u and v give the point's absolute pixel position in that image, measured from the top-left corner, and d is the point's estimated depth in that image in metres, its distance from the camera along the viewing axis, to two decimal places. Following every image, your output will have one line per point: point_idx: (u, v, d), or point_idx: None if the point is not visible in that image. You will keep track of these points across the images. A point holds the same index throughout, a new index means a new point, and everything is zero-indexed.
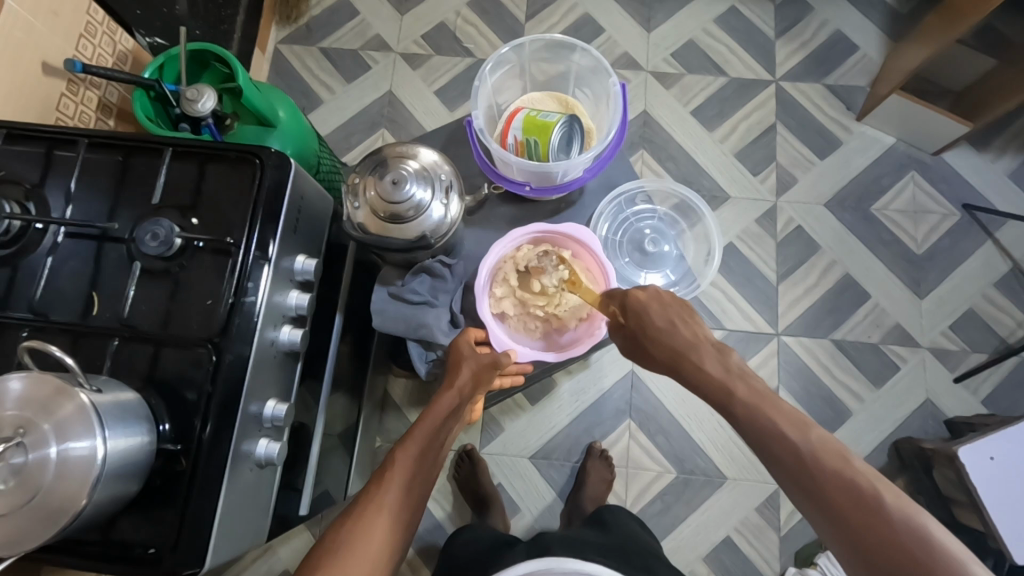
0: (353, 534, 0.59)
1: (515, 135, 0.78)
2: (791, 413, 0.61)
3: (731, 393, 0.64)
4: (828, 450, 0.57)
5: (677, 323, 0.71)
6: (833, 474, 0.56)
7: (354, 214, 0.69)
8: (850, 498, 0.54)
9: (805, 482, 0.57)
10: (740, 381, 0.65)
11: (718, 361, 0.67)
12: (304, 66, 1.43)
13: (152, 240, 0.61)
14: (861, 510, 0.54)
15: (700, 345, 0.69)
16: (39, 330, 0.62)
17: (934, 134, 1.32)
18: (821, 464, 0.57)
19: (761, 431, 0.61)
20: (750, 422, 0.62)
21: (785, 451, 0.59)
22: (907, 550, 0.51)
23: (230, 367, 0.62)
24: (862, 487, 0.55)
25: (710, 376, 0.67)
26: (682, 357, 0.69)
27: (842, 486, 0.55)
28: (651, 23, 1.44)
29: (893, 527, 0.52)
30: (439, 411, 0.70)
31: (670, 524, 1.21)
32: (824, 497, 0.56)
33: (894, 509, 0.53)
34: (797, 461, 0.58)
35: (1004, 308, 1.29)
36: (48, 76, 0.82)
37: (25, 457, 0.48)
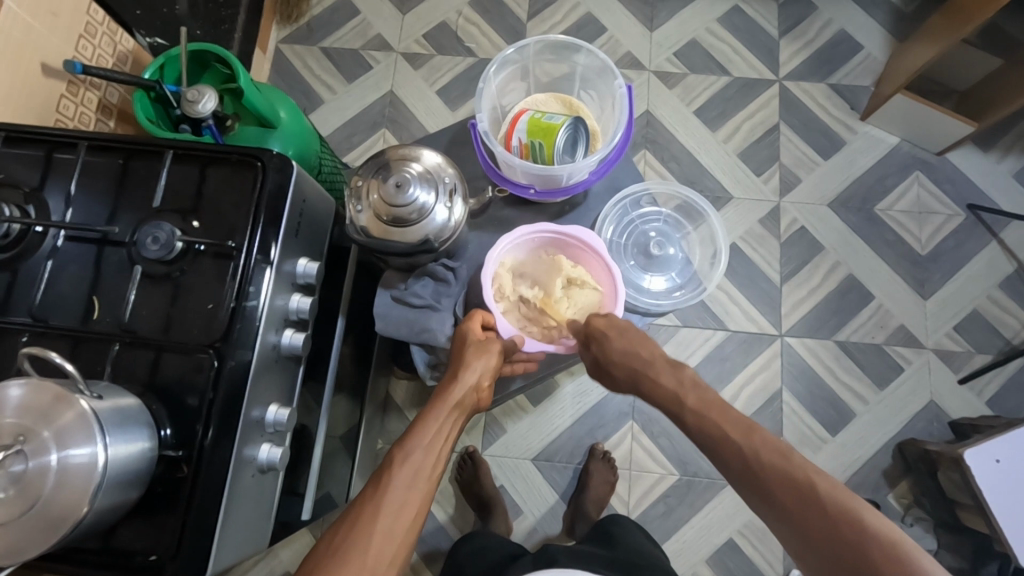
0: (352, 536, 0.58)
1: (519, 138, 0.77)
2: (737, 419, 0.68)
3: (682, 402, 0.72)
4: (768, 448, 0.64)
5: (638, 344, 0.77)
6: (773, 467, 0.62)
7: (357, 217, 0.69)
8: (788, 488, 0.60)
9: (751, 479, 0.64)
10: (692, 390, 0.73)
11: (673, 375, 0.75)
12: (305, 66, 1.42)
13: (153, 244, 0.61)
14: (797, 498, 0.60)
15: (657, 362, 0.76)
16: (39, 334, 0.62)
17: (938, 135, 1.31)
18: (762, 462, 0.63)
19: (711, 437, 0.68)
20: (702, 430, 0.70)
21: (733, 456, 0.65)
22: (835, 529, 0.56)
23: (232, 372, 0.61)
24: (797, 476, 0.61)
25: (666, 390, 0.75)
26: (643, 375, 0.77)
27: (781, 479, 0.61)
28: (654, 22, 1.43)
29: (822, 509, 0.58)
30: (445, 405, 0.69)
31: (673, 526, 1.20)
32: (767, 492, 0.62)
33: (823, 492, 0.58)
34: (743, 462, 0.64)
35: (1010, 309, 1.28)
36: (47, 77, 0.82)
37: (25, 464, 0.47)
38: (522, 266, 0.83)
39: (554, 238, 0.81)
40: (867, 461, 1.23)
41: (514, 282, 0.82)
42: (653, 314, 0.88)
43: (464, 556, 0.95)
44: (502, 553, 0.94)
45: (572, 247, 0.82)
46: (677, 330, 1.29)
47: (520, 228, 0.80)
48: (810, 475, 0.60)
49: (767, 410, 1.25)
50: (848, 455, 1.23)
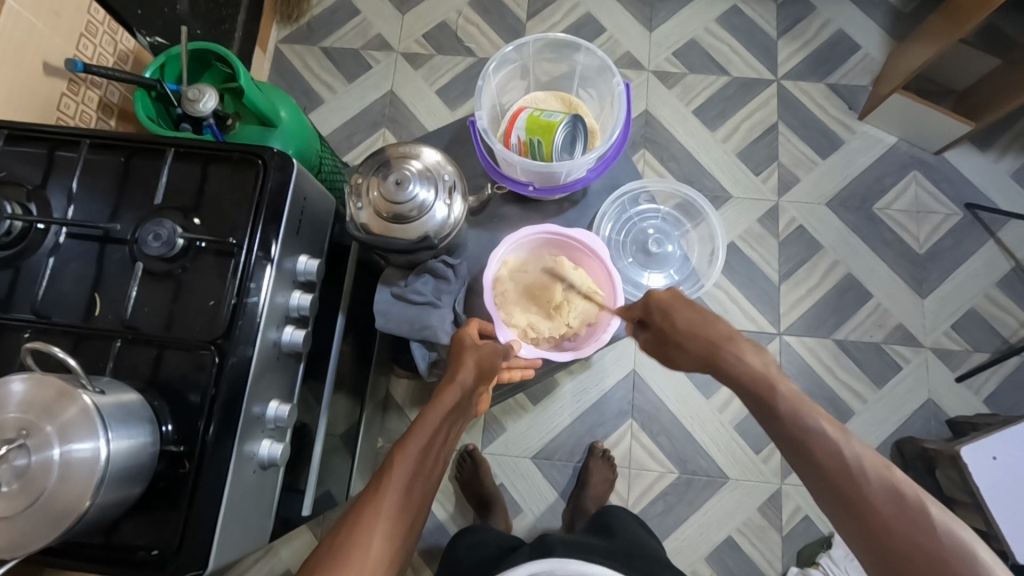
0: (350, 541, 0.57)
1: (518, 135, 0.78)
2: (835, 423, 0.60)
3: (772, 386, 0.62)
4: (875, 465, 0.57)
5: (712, 318, 0.68)
6: (884, 488, 0.56)
7: (357, 214, 0.69)
8: (901, 516, 0.54)
9: (849, 496, 0.56)
10: (782, 378, 0.63)
11: (759, 358, 0.65)
12: (305, 65, 1.43)
13: (154, 241, 0.61)
14: (909, 529, 0.54)
15: (736, 338, 0.66)
16: (41, 331, 0.62)
17: (936, 134, 1.31)
18: (869, 479, 0.56)
19: (806, 437, 0.59)
20: (794, 425, 0.60)
21: (833, 460, 0.57)
22: (945, 561, 0.52)
23: (233, 369, 0.61)
24: (911, 501, 0.55)
25: (751, 370, 0.64)
26: (718, 351, 0.66)
27: (893, 504, 0.55)
28: (652, 22, 1.44)
29: (934, 538, 0.53)
30: (441, 407, 0.66)
31: (672, 524, 1.20)
32: (873, 515, 0.55)
33: (940, 522, 0.53)
34: (845, 476, 0.57)
35: (1007, 308, 1.29)
36: (48, 76, 0.82)
37: (28, 458, 0.48)
38: (523, 268, 0.83)
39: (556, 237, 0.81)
40: None
41: (514, 287, 0.83)
42: None
43: (464, 551, 0.95)
44: (501, 547, 0.94)
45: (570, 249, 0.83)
46: None
47: (516, 231, 0.82)
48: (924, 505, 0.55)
49: None
50: None
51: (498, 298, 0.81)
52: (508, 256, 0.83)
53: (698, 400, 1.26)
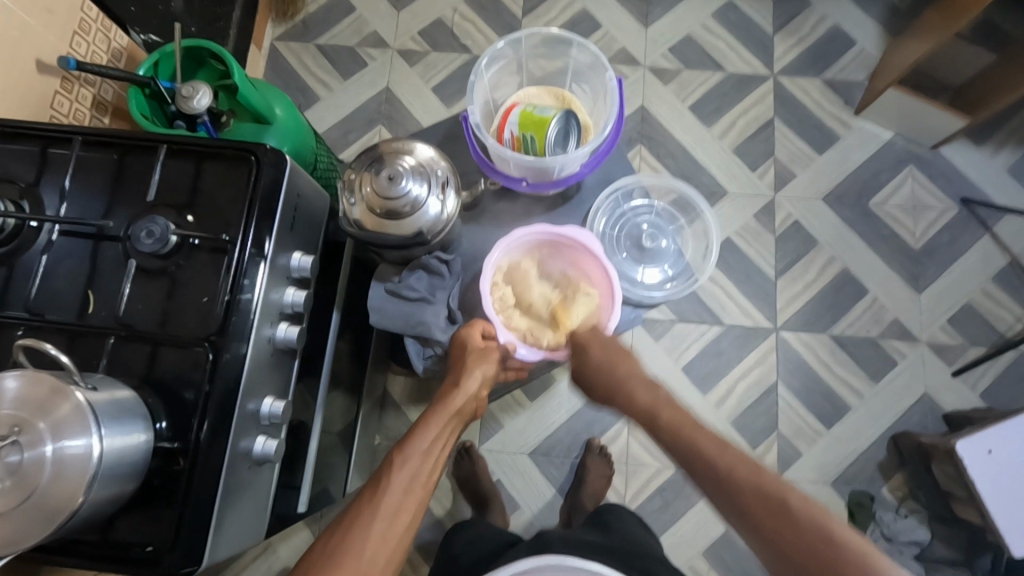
0: (348, 538, 0.59)
1: (511, 130, 0.79)
2: (710, 435, 0.68)
3: (656, 416, 0.73)
4: (744, 465, 0.64)
5: (614, 358, 0.78)
6: (751, 479, 0.62)
7: (349, 210, 0.69)
8: (763, 501, 0.60)
9: (725, 491, 0.63)
10: (665, 406, 0.73)
11: (649, 392, 0.76)
12: (301, 63, 1.43)
13: (148, 238, 0.61)
14: (771, 511, 0.60)
15: (632, 375, 0.78)
16: (34, 329, 0.62)
17: (932, 129, 1.31)
18: (737, 475, 0.63)
19: (688, 448, 0.68)
20: (678, 446, 0.69)
21: (704, 469, 0.66)
22: (806, 539, 0.57)
23: (227, 365, 0.61)
24: (768, 490, 0.61)
25: (641, 404, 0.75)
26: (617, 388, 0.77)
27: (756, 494, 0.61)
28: (649, 19, 1.43)
29: (794, 522, 0.58)
30: (444, 412, 0.71)
31: (670, 520, 1.21)
32: (743, 506, 0.62)
33: (796, 506, 0.59)
34: (717, 478, 0.64)
35: (1003, 303, 1.29)
36: (42, 74, 0.82)
37: (21, 455, 0.48)
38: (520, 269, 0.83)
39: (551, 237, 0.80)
40: (862, 455, 1.24)
41: (511, 288, 0.82)
42: (645, 305, 0.86)
43: (460, 547, 0.95)
44: (498, 543, 0.94)
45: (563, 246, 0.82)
46: (672, 325, 1.29)
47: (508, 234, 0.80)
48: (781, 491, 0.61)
49: (762, 404, 1.26)
50: (843, 448, 1.24)
51: (497, 303, 0.81)
52: (502, 259, 0.81)
53: (694, 396, 1.26)
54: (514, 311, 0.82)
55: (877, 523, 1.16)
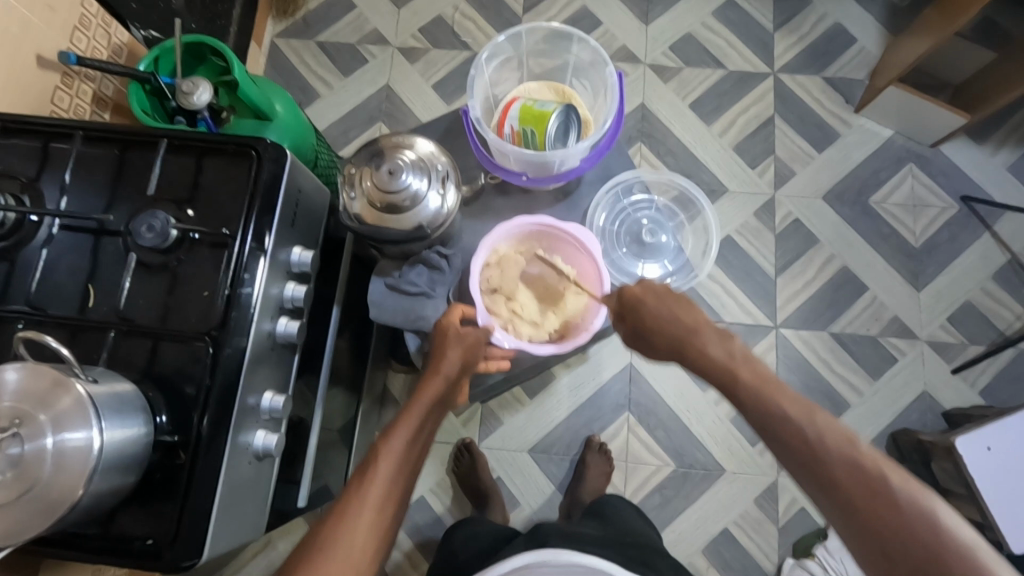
0: (336, 533, 0.57)
1: (511, 125, 0.78)
2: (798, 400, 0.60)
3: (735, 376, 0.63)
4: (837, 438, 0.56)
5: (677, 311, 0.70)
6: (845, 457, 0.55)
7: (350, 204, 0.69)
8: (861, 483, 0.54)
9: (811, 464, 0.56)
10: (745, 364, 0.64)
11: (722, 347, 0.66)
12: (301, 60, 1.43)
13: (148, 232, 0.61)
14: (869, 495, 0.53)
15: (703, 330, 0.68)
16: (35, 323, 0.62)
17: (932, 128, 1.31)
18: (828, 449, 0.56)
19: (767, 411, 0.60)
20: (759, 409, 0.61)
21: (793, 439, 0.58)
22: (914, 531, 0.51)
23: (227, 360, 0.61)
24: (871, 472, 0.54)
25: (714, 361, 0.65)
26: (686, 344, 0.67)
27: (850, 470, 0.55)
28: (649, 17, 1.44)
29: (901, 511, 0.52)
30: (426, 399, 0.67)
31: (669, 517, 1.21)
32: (832, 482, 0.55)
33: (902, 493, 0.52)
34: (807, 449, 0.57)
35: (1002, 300, 1.29)
36: (43, 68, 0.82)
37: (21, 447, 0.48)
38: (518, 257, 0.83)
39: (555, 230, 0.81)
40: None
41: (501, 274, 0.82)
42: None
43: (458, 542, 0.95)
44: (495, 538, 0.95)
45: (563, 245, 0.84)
46: None
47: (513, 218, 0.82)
48: (879, 470, 0.54)
49: None
50: None
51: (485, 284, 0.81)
52: (501, 244, 0.82)
53: (695, 392, 1.26)
54: (500, 297, 0.81)
55: None
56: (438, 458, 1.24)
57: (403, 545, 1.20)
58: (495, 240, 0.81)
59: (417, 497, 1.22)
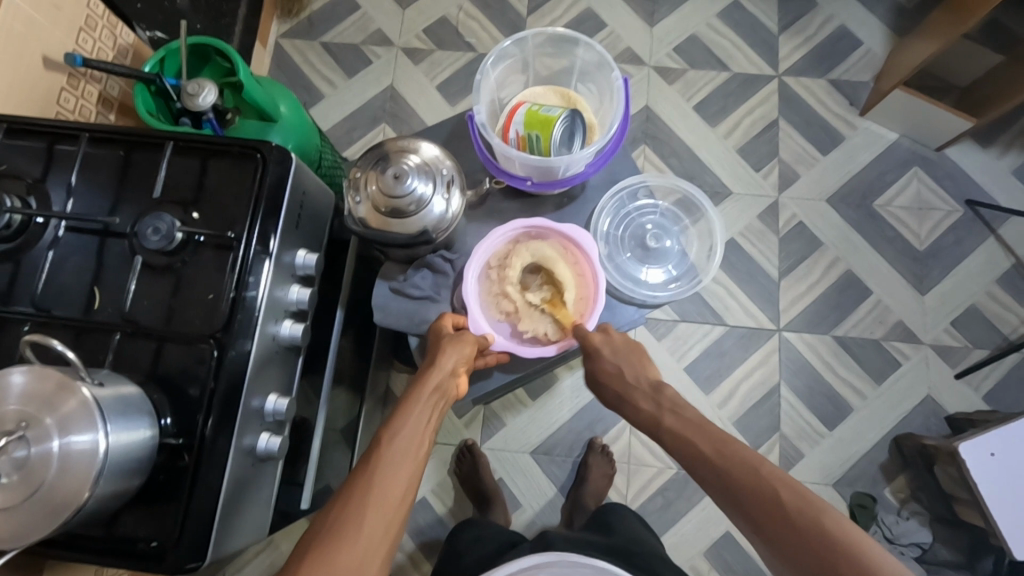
0: (346, 516, 0.58)
1: (517, 130, 0.78)
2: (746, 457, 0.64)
3: (662, 424, 0.72)
4: (781, 480, 0.60)
5: (625, 368, 0.78)
6: (745, 481, 0.62)
7: (354, 208, 0.69)
8: (801, 537, 0.56)
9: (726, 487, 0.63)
10: (670, 412, 0.72)
11: (653, 401, 0.75)
12: (305, 60, 1.43)
13: (154, 235, 0.61)
14: (807, 551, 0.56)
15: (641, 386, 0.77)
16: (41, 324, 0.62)
17: (938, 130, 1.31)
18: (763, 490, 0.60)
19: (715, 472, 0.64)
20: (681, 447, 0.69)
21: (707, 467, 0.65)
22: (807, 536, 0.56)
23: (231, 362, 0.62)
24: (771, 491, 0.60)
25: (643, 413, 0.75)
26: (630, 395, 0.77)
27: (784, 520, 0.58)
28: (654, 18, 1.43)
29: (798, 522, 0.57)
30: (424, 390, 0.68)
31: (671, 520, 1.21)
32: (768, 528, 0.59)
33: (794, 504, 0.58)
34: (717, 472, 0.64)
35: (1007, 304, 1.29)
36: (49, 70, 0.82)
37: (28, 450, 0.48)
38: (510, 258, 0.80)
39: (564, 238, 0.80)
40: (865, 457, 1.23)
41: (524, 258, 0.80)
42: (650, 305, 0.84)
43: (462, 546, 0.95)
44: (500, 543, 0.94)
45: (570, 255, 0.81)
46: (675, 325, 1.29)
47: (535, 223, 0.81)
48: (780, 487, 0.60)
49: (764, 405, 1.26)
50: (845, 450, 1.24)
51: (499, 256, 0.80)
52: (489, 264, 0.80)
53: (697, 395, 1.26)
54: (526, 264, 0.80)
55: (879, 524, 1.18)
56: (441, 460, 1.24)
57: (405, 546, 1.20)
58: (481, 257, 0.79)
59: (418, 498, 1.22)
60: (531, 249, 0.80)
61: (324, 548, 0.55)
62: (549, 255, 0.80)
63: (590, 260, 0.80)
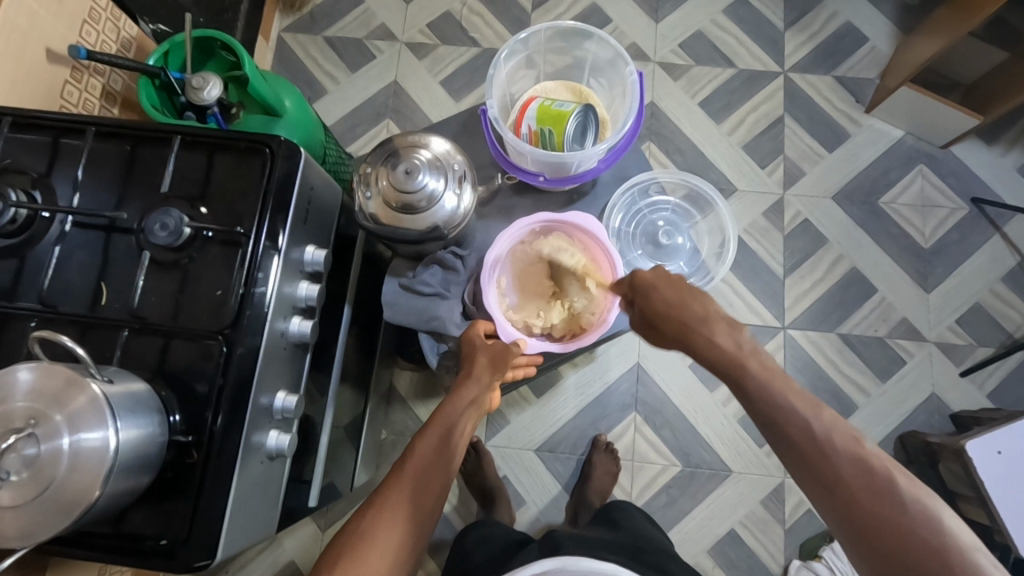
0: (375, 519, 0.59)
1: (529, 125, 0.78)
2: (844, 428, 0.57)
3: (744, 366, 0.61)
4: (890, 466, 0.55)
5: (689, 299, 0.64)
6: (845, 462, 0.55)
7: (365, 204, 0.69)
8: (905, 529, 0.52)
9: (820, 464, 0.56)
10: (754, 357, 0.61)
11: (731, 338, 0.63)
12: (308, 55, 1.42)
13: (161, 230, 0.61)
14: (908, 546, 0.52)
15: (712, 318, 0.64)
16: (48, 321, 0.62)
17: (943, 128, 1.30)
18: (867, 475, 0.55)
19: (808, 441, 0.57)
20: (769, 404, 0.59)
21: (800, 435, 0.57)
22: (914, 532, 0.52)
23: (241, 359, 0.61)
24: (877, 474, 0.55)
25: (722, 352, 0.62)
26: (692, 331, 0.63)
27: (894, 518, 0.53)
28: (659, 14, 1.42)
29: (904, 512, 0.53)
30: (461, 398, 0.71)
31: (675, 517, 1.21)
32: (859, 511, 0.54)
33: (905, 492, 0.53)
34: (813, 446, 0.57)
35: (1010, 302, 1.29)
36: (51, 63, 0.81)
37: (37, 447, 0.47)
38: (520, 264, 0.82)
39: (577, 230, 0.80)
40: None
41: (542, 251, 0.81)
42: None
43: (471, 545, 0.95)
44: (507, 543, 0.94)
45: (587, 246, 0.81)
46: None
47: (546, 216, 0.80)
48: (886, 471, 0.55)
49: None
50: None
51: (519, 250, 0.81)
52: (503, 274, 0.81)
53: (701, 393, 1.26)
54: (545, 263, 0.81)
55: None
56: None
57: None
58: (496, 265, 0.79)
59: None
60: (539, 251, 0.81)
61: (352, 551, 0.57)
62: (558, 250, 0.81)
63: (600, 242, 0.79)
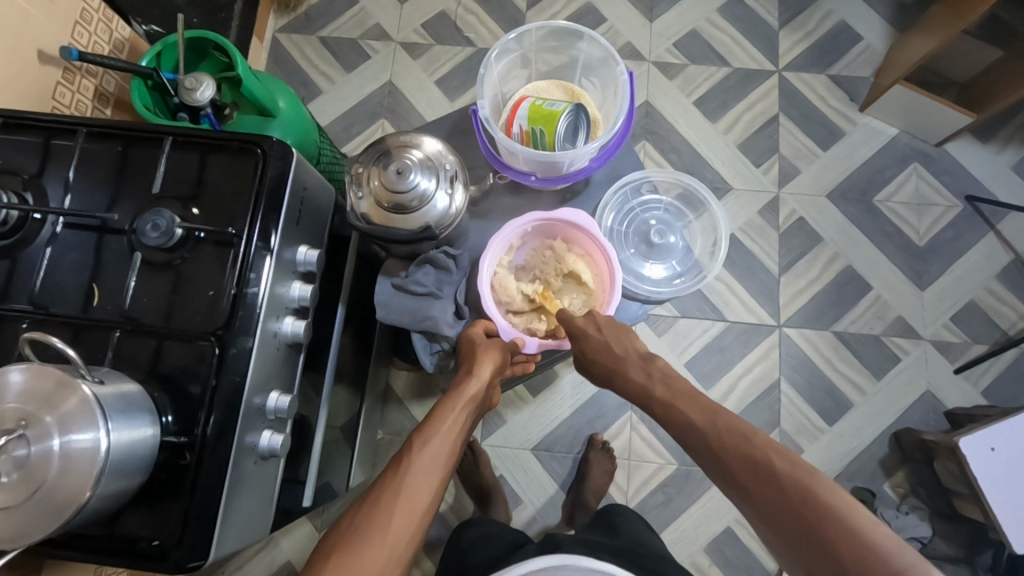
0: (374, 515, 0.60)
1: (520, 124, 0.77)
2: (737, 426, 0.64)
3: (651, 394, 0.72)
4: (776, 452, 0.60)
5: (613, 340, 0.75)
6: (733, 455, 0.62)
7: (357, 204, 0.69)
8: (791, 509, 0.56)
9: (717, 461, 0.63)
10: (660, 382, 0.72)
11: (643, 372, 0.74)
12: (303, 55, 1.42)
13: (153, 231, 0.60)
14: (799, 523, 0.55)
15: (629, 357, 0.75)
16: (39, 322, 0.62)
17: (937, 126, 1.30)
18: (754, 463, 0.60)
19: (703, 442, 0.65)
20: (676, 421, 0.69)
21: (697, 440, 0.66)
22: (798, 510, 0.56)
23: (233, 360, 0.61)
24: (760, 462, 0.60)
25: (636, 383, 0.74)
26: (617, 372, 0.75)
27: (780, 498, 0.57)
28: (653, 13, 1.43)
29: (788, 493, 0.57)
30: (461, 399, 0.71)
31: (671, 516, 1.21)
32: (755, 501, 0.59)
33: (782, 472, 0.58)
34: (706, 445, 0.64)
35: (1005, 299, 1.29)
36: (43, 64, 0.81)
37: (28, 449, 0.47)
38: (515, 273, 0.82)
39: (569, 230, 0.81)
40: (865, 451, 1.24)
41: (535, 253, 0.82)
42: (654, 300, 0.85)
43: (468, 544, 0.95)
44: (503, 542, 0.94)
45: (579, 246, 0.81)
46: (676, 321, 1.29)
47: (539, 216, 0.79)
48: (770, 457, 0.60)
49: (764, 400, 1.26)
50: (846, 444, 1.24)
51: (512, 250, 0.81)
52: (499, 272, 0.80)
53: None
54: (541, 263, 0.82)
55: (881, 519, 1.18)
56: None
57: None
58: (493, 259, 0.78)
59: None
60: (532, 259, 0.82)
61: (348, 546, 0.57)
62: (552, 252, 0.81)
63: (594, 242, 0.79)
